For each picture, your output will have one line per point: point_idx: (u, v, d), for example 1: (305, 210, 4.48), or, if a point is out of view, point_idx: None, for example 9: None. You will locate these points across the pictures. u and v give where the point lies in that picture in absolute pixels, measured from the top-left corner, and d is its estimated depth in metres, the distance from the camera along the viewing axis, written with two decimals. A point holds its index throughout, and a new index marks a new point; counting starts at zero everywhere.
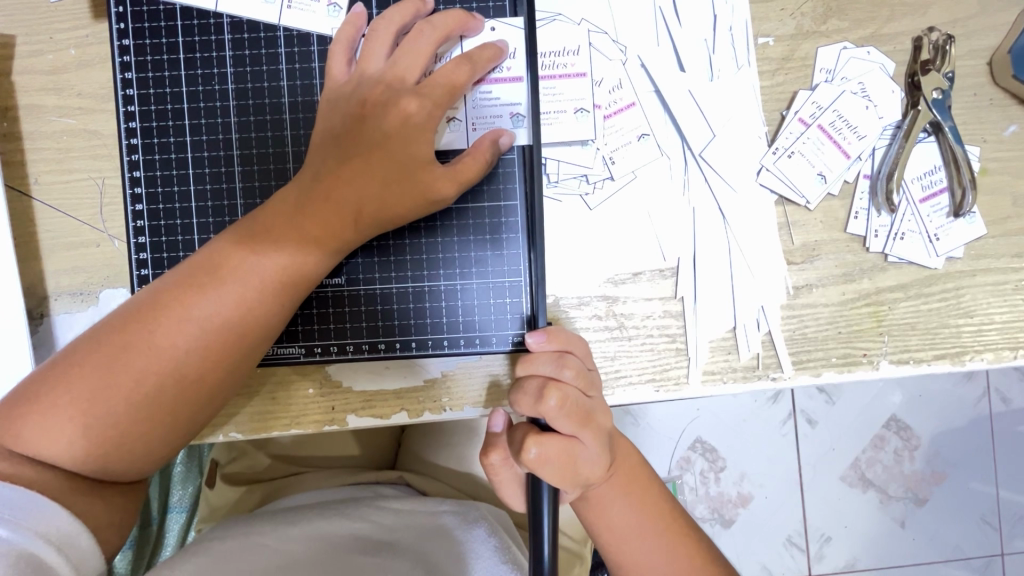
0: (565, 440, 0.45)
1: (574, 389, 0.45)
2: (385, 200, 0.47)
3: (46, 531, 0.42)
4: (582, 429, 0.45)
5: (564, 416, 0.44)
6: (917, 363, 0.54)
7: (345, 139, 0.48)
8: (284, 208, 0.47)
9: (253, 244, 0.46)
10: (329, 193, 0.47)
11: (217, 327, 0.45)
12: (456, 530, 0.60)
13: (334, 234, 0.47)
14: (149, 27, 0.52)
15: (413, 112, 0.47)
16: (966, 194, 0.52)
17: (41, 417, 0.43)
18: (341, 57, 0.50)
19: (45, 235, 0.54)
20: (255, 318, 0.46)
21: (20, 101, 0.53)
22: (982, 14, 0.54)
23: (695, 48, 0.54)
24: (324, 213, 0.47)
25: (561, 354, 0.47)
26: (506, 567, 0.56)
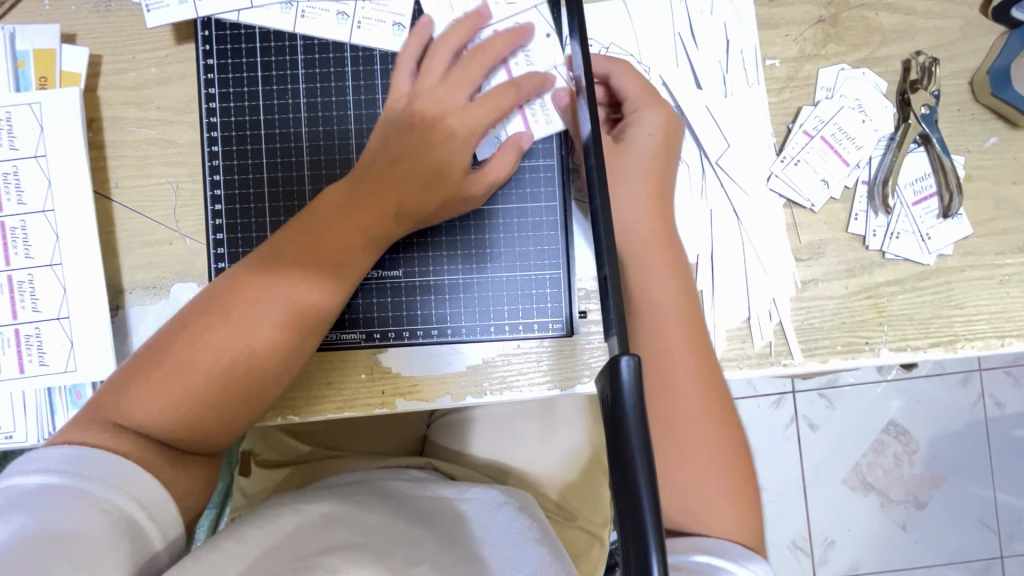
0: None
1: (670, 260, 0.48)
2: (425, 197, 0.54)
3: (137, 494, 0.47)
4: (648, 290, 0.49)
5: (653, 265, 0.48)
6: (914, 350, 0.59)
7: (395, 141, 0.54)
8: (337, 197, 0.53)
9: (309, 230, 0.52)
10: (377, 185, 0.53)
11: (282, 307, 0.50)
12: (475, 515, 0.62)
13: (381, 222, 0.53)
14: (231, 49, 0.59)
15: (458, 127, 0.55)
16: (954, 197, 0.59)
17: (135, 393, 0.49)
18: (405, 68, 0.57)
19: (123, 233, 0.59)
20: (315, 301, 0.51)
21: (104, 113, 0.59)
22: (963, 40, 0.61)
23: (712, 68, 0.60)
24: (372, 203, 0.52)
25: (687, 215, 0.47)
26: (530, 545, 0.57)
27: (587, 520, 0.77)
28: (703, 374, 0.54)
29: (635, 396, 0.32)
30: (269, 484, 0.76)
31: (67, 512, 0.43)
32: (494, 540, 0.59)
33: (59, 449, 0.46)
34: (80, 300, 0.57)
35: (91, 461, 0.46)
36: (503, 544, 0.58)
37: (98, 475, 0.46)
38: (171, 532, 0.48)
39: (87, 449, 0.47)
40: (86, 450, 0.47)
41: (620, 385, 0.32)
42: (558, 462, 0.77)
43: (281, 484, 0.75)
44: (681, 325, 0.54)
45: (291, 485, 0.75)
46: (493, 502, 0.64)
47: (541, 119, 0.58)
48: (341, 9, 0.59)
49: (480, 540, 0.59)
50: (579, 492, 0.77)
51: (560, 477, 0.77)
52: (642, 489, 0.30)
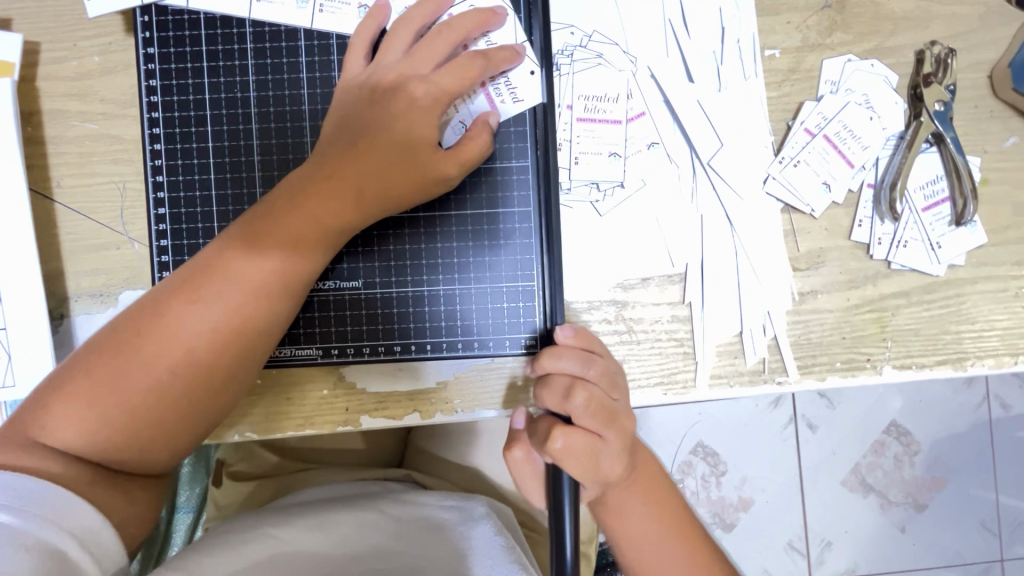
0: (589, 435, 0.46)
1: (600, 390, 0.47)
2: (385, 181, 0.48)
3: (70, 525, 0.42)
4: (606, 429, 0.46)
5: (590, 415, 0.46)
6: (919, 368, 0.55)
7: (354, 122, 0.49)
8: (289, 186, 0.48)
9: (258, 228, 0.47)
10: (332, 171, 0.48)
11: (229, 310, 0.46)
12: (458, 526, 0.59)
13: (336, 212, 0.48)
14: (174, 36, 0.54)
15: (419, 96, 0.49)
16: (968, 203, 0.54)
17: (67, 407, 0.45)
18: (360, 51, 0.52)
19: (66, 237, 0.54)
20: (265, 303, 0.47)
21: (44, 106, 0.55)
22: (982, 27, 0.55)
23: (704, 59, 0.55)
24: (324, 190, 0.47)
25: (587, 353, 0.48)
26: (513, 566, 0.54)
27: None
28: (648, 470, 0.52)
29: None
30: (240, 498, 0.71)
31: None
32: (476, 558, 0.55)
33: None
34: (20, 309, 0.53)
35: (14, 488, 0.42)
36: (485, 563, 0.55)
37: (22, 505, 0.41)
38: (110, 563, 0.44)
39: (11, 475, 0.42)
40: (9, 476, 0.42)
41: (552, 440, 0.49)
42: None
43: (253, 496, 0.71)
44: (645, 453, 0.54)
45: (265, 496, 0.71)
46: (475, 515, 0.61)
47: (508, 97, 0.53)
48: None
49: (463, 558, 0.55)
50: None
51: None
52: None
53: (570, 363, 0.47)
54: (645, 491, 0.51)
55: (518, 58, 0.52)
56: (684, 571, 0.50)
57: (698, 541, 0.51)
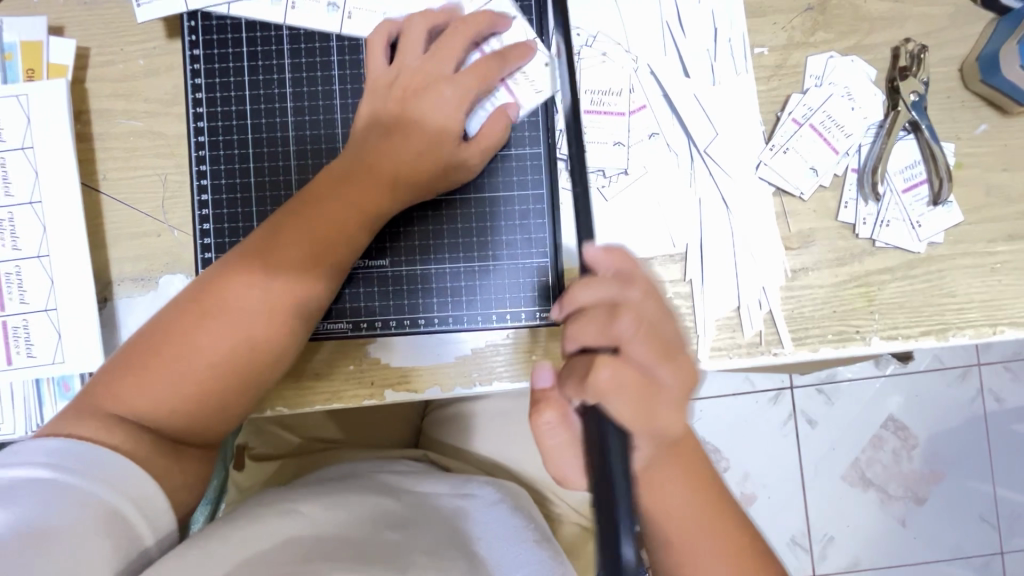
0: (638, 367, 0.42)
1: (646, 310, 0.44)
2: (421, 173, 0.53)
3: (117, 485, 0.45)
4: (662, 363, 0.43)
5: (641, 340, 0.43)
6: (905, 339, 0.59)
7: (385, 120, 0.54)
8: (328, 177, 0.53)
9: (304, 216, 0.51)
10: (371, 164, 0.53)
11: (280, 292, 0.50)
12: (475, 511, 0.62)
13: (377, 200, 0.53)
14: (217, 39, 0.59)
15: (446, 94, 0.54)
16: (943, 185, 0.58)
17: (131, 382, 0.49)
18: (382, 52, 0.56)
19: (111, 225, 0.59)
20: (314, 284, 0.52)
21: (92, 105, 0.59)
22: (953, 26, 0.60)
23: (700, 57, 0.60)
24: (365, 182, 0.52)
25: (624, 274, 0.45)
26: (525, 548, 0.57)
27: (584, 516, 0.76)
28: (687, 457, 0.48)
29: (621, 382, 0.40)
30: (263, 478, 0.75)
31: (49, 505, 0.42)
32: (489, 542, 0.58)
33: (51, 442, 0.46)
34: (69, 293, 0.57)
35: (76, 453, 0.45)
36: (498, 544, 0.58)
37: (83, 468, 0.45)
38: (160, 527, 0.47)
39: (80, 445, 0.46)
40: (77, 443, 0.46)
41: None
42: None
43: (275, 476, 0.75)
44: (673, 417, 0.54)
45: (286, 475, 0.74)
46: (487, 501, 0.64)
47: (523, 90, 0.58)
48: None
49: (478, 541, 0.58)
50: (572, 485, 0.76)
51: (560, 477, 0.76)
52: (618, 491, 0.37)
53: (606, 290, 0.44)
54: (685, 466, 0.48)
55: (529, 54, 0.57)
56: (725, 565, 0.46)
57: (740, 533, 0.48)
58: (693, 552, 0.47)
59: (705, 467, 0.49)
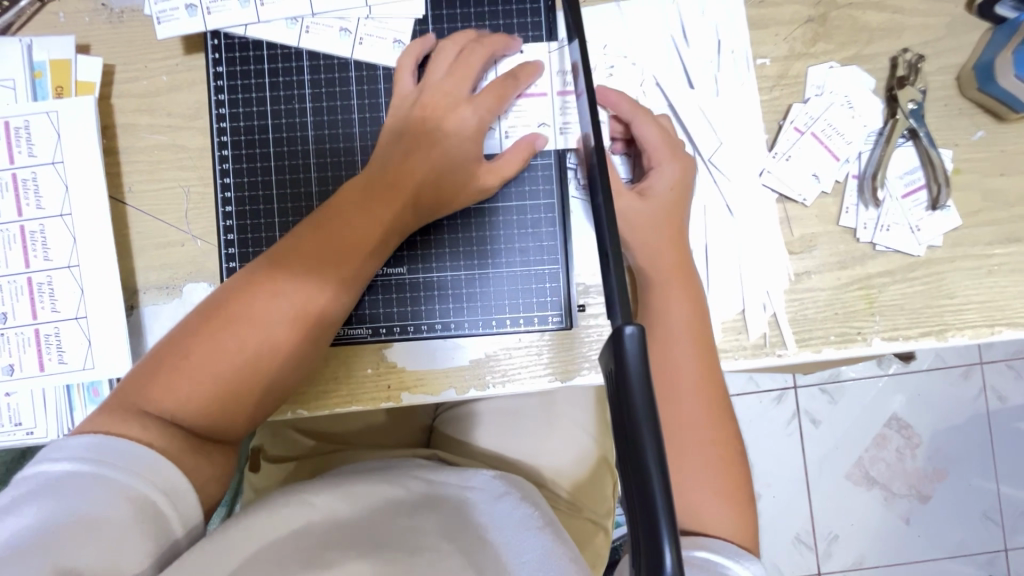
0: (647, 151, 0.59)
1: (665, 152, 0.59)
2: (441, 188, 0.55)
3: (155, 479, 0.47)
4: (669, 167, 0.58)
5: (656, 143, 0.59)
6: (905, 339, 0.61)
7: (408, 137, 0.56)
8: (355, 191, 0.54)
9: (330, 224, 0.53)
10: (397, 179, 0.54)
11: (307, 301, 0.52)
12: (482, 503, 0.63)
13: (400, 213, 0.54)
14: (239, 56, 0.61)
15: (466, 115, 0.56)
16: (942, 191, 0.60)
17: (161, 382, 0.50)
18: (407, 71, 0.59)
19: (137, 236, 0.61)
20: (342, 292, 0.54)
21: (117, 120, 0.62)
22: (950, 36, 0.62)
23: (704, 68, 0.62)
24: (390, 194, 0.54)
25: (654, 118, 0.59)
26: (532, 533, 0.59)
27: (593, 511, 0.79)
28: (710, 390, 0.56)
29: (639, 361, 0.32)
30: (279, 479, 0.77)
31: (88, 496, 0.44)
32: (496, 529, 0.60)
33: (87, 437, 0.47)
34: (97, 301, 0.59)
35: (110, 447, 0.47)
36: (506, 533, 0.59)
37: (116, 461, 0.46)
38: (191, 517, 0.49)
39: (113, 438, 0.47)
40: (112, 437, 0.47)
41: (624, 355, 0.32)
42: (555, 457, 0.79)
43: (292, 474, 0.77)
44: (688, 345, 0.56)
45: (303, 475, 0.76)
46: (495, 492, 0.64)
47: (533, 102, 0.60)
48: (344, 25, 0.60)
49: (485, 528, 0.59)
50: (578, 480, 0.79)
51: (569, 475, 0.79)
52: (646, 450, 0.30)
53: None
54: (710, 398, 0.56)
55: (539, 71, 0.59)
56: (717, 500, 0.54)
57: (742, 478, 0.55)
58: (691, 482, 0.54)
59: (730, 412, 0.57)
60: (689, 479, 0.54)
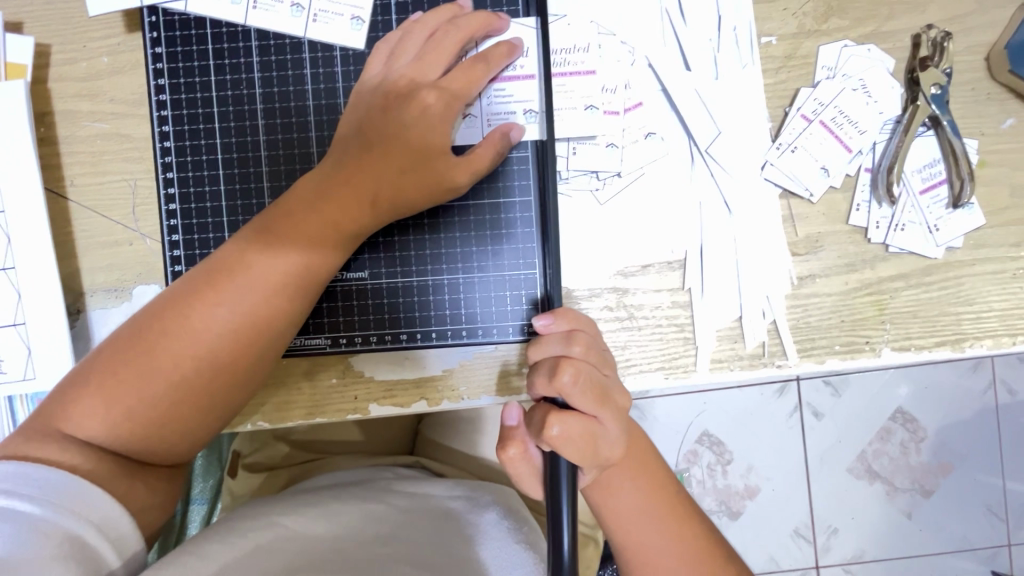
0: (585, 415, 0.44)
1: (587, 365, 0.45)
2: (401, 187, 0.50)
3: (89, 514, 0.43)
4: (601, 409, 0.44)
5: (581, 393, 0.44)
6: (918, 349, 0.55)
7: (367, 127, 0.50)
8: (306, 192, 0.49)
9: (276, 229, 0.48)
10: (349, 177, 0.49)
11: (248, 312, 0.47)
12: (467, 513, 0.61)
13: (355, 217, 0.49)
14: (180, 36, 0.55)
15: (431, 103, 0.50)
16: (965, 186, 0.54)
17: (88, 400, 0.46)
18: (379, 55, 0.53)
19: (81, 233, 0.56)
20: (288, 304, 0.49)
21: (55, 106, 0.56)
22: (979, 10, 0.55)
23: (701, 48, 0.56)
24: (344, 197, 0.49)
25: (570, 333, 0.47)
26: (520, 546, 0.57)
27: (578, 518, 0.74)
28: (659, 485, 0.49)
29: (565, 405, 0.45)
30: (253, 487, 0.72)
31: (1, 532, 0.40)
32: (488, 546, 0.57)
33: (2, 465, 0.43)
34: (39, 305, 0.54)
35: (35, 478, 0.43)
36: (494, 547, 0.57)
37: (42, 493, 0.42)
38: (128, 549, 0.45)
39: (28, 466, 0.43)
40: (30, 466, 0.43)
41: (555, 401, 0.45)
42: None
43: (266, 484, 0.72)
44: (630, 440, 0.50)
45: (277, 485, 0.72)
46: (482, 502, 0.63)
47: (510, 95, 0.54)
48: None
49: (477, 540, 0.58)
50: None
51: None
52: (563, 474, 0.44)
53: (551, 348, 0.46)
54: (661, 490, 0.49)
55: (516, 51, 0.53)
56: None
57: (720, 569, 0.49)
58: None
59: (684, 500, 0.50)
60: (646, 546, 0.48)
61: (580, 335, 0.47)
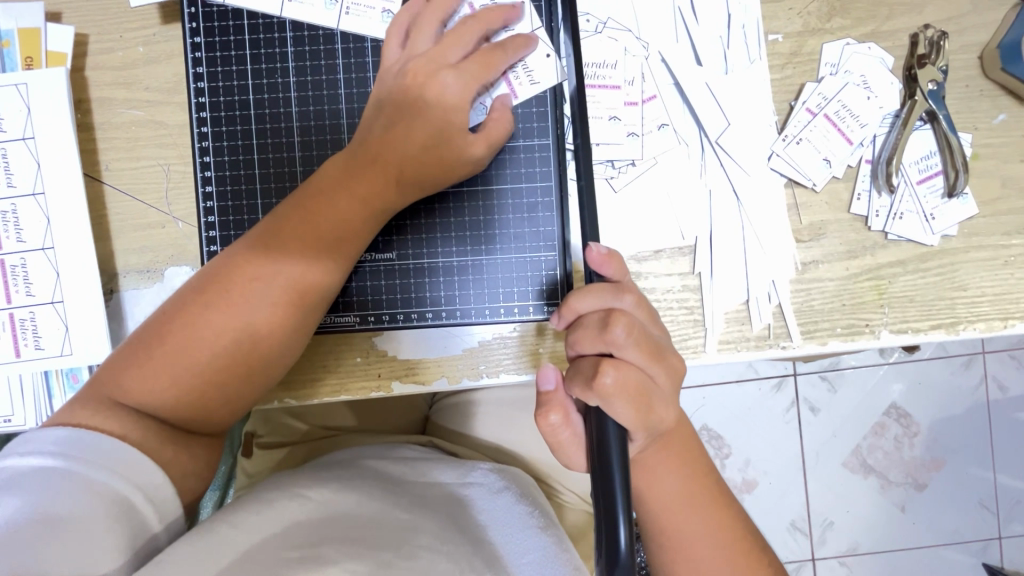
0: (636, 369, 0.44)
1: (637, 319, 0.46)
2: (428, 161, 0.52)
3: (135, 478, 0.45)
4: (651, 363, 0.45)
5: (633, 346, 0.44)
6: (915, 333, 0.58)
7: (392, 107, 0.53)
8: (336, 170, 0.52)
9: (311, 208, 0.51)
10: (378, 156, 0.52)
11: (285, 286, 0.50)
12: (480, 499, 0.62)
13: (386, 193, 0.52)
14: (218, 27, 0.57)
15: (450, 82, 0.52)
16: (959, 177, 0.57)
17: (134, 372, 0.48)
18: (395, 39, 0.55)
19: (115, 216, 0.58)
20: (322, 277, 0.51)
21: (92, 94, 0.58)
22: (973, 12, 0.59)
23: (712, 44, 0.59)
24: (374, 175, 0.51)
25: (618, 286, 0.47)
26: (531, 532, 0.59)
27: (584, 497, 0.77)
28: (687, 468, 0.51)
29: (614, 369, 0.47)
30: (272, 464, 0.75)
31: (55, 492, 0.42)
32: (497, 527, 0.59)
33: (56, 431, 0.45)
34: (75, 285, 0.56)
35: (83, 441, 0.45)
36: (505, 533, 0.58)
37: (90, 456, 0.44)
38: (170, 512, 0.47)
39: (81, 432, 0.46)
40: (81, 433, 0.45)
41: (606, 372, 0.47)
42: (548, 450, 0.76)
43: (285, 460, 0.75)
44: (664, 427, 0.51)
45: (295, 462, 0.74)
46: (493, 487, 0.65)
47: (525, 80, 0.56)
48: None
49: (486, 525, 0.59)
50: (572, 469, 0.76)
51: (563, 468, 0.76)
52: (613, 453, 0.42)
53: (601, 298, 0.46)
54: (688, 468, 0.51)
55: (531, 45, 0.55)
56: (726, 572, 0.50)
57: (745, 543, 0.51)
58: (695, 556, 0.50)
59: (710, 479, 0.52)
60: (675, 515, 0.50)
61: (634, 293, 0.47)
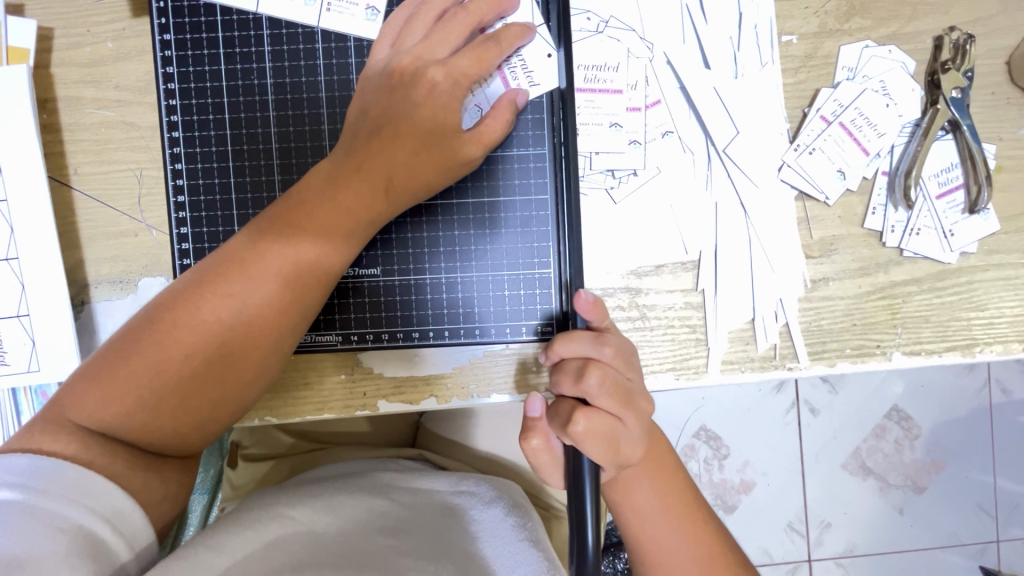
0: (611, 417, 0.43)
1: (617, 369, 0.44)
2: (415, 168, 0.49)
3: (100, 507, 0.42)
4: (624, 410, 0.44)
5: (607, 395, 0.43)
6: (928, 354, 0.55)
7: (376, 110, 0.49)
8: (316, 179, 0.49)
9: (288, 219, 0.47)
10: (362, 164, 0.48)
11: (260, 302, 0.47)
12: (472, 509, 0.60)
13: (370, 204, 0.48)
14: (189, 23, 0.54)
15: (439, 79, 0.49)
16: (982, 191, 0.54)
17: (99, 393, 0.45)
18: (385, 39, 0.52)
19: (85, 223, 0.55)
20: (301, 293, 0.48)
21: (59, 92, 0.54)
22: (1003, 13, 0.55)
23: (721, 46, 0.55)
24: (357, 184, 0.48)
25: (600, 334, 0.46)
26: (524, 544, 0.55)
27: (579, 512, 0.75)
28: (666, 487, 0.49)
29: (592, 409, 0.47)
30: (258, 477, 0.73)
31: (11, 528, 0.39)
32: (487, 539, 0.56)
33: (14, 458, 0.42)
34: (42, 295, 0.53)
35: (41, 470, 0.42)
36: (496, 546, 0.56)
37: (51, 487, 0.41)
38: (140, 543, 0.44)
39: (41, 458, 0.43)
40: (42, 459, 0.43)
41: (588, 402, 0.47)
42: None
43: (273, 472, 0.72)
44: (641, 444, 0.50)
45: (283, 474, 0.72)
46: (486, 498, 0.61)
47: (524, 80, 0.53)
48: None
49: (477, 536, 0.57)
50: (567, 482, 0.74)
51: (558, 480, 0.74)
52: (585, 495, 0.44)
53: (582, 344, 0.45)
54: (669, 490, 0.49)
55: (529, 35, 0.51)
56: None
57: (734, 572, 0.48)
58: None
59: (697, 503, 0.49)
60: (656, 536, 0.48)
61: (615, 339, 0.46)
